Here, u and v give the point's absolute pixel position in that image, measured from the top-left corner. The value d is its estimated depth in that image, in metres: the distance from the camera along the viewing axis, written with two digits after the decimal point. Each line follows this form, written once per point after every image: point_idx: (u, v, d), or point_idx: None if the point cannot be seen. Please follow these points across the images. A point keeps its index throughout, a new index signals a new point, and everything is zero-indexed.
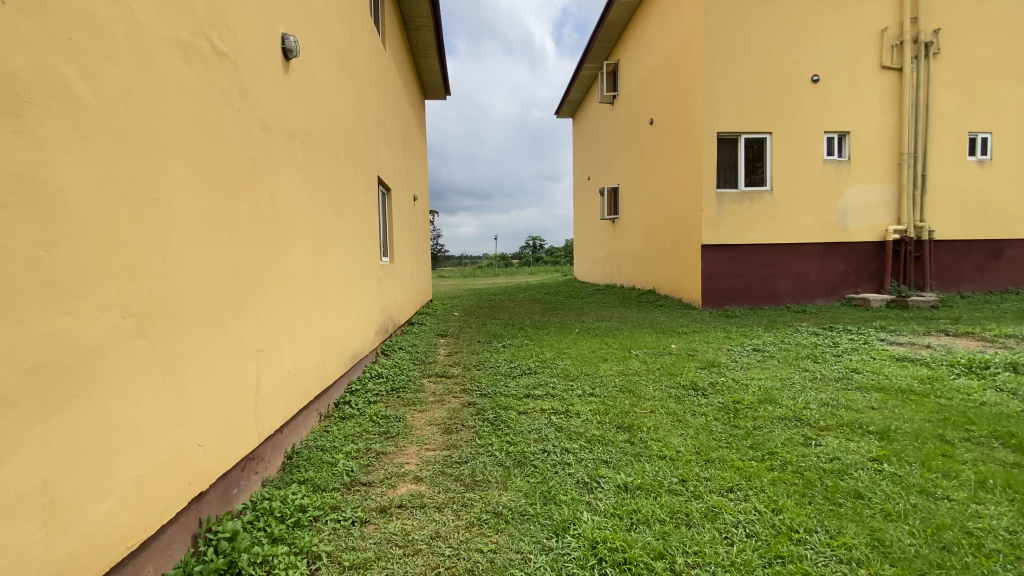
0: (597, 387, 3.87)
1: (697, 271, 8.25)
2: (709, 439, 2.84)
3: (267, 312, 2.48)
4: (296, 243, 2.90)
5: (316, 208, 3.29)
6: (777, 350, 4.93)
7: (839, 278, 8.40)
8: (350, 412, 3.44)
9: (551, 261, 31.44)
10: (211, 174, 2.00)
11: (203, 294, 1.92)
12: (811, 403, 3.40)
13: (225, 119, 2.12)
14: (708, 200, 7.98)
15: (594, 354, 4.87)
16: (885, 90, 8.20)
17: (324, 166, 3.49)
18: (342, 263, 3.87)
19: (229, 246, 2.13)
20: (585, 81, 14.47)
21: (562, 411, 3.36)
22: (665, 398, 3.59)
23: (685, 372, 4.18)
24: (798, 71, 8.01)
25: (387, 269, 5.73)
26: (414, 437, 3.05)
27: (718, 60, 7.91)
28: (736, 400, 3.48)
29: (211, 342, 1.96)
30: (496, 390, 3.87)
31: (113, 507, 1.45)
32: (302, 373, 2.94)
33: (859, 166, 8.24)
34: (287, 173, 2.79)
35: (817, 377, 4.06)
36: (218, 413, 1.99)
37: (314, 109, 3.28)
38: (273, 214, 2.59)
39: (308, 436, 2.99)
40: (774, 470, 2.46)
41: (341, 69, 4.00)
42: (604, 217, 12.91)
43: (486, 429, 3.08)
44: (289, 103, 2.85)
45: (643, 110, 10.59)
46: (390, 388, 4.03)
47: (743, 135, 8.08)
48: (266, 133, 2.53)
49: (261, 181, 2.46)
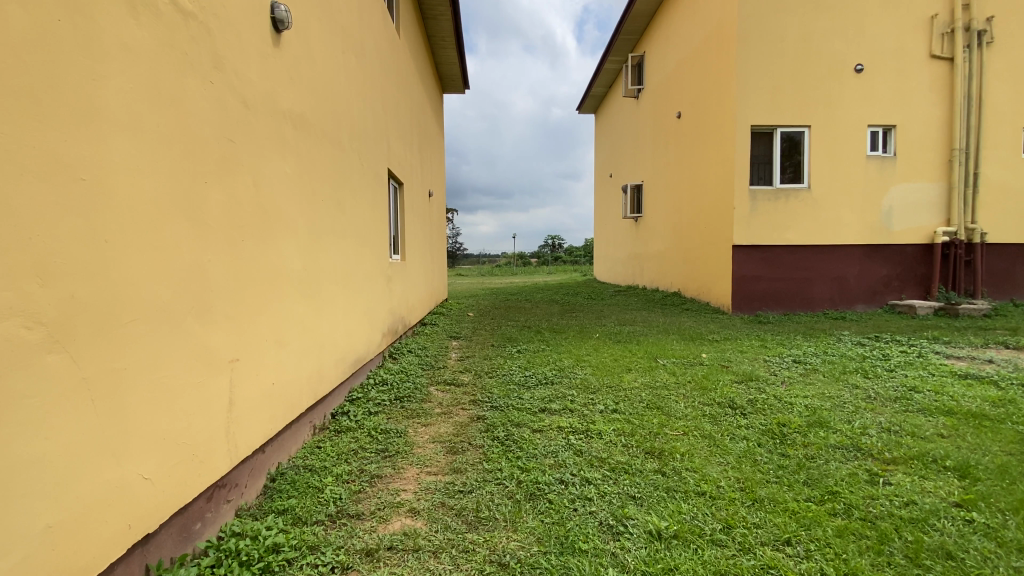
0: (620, 402, 3.48)
1: (727, 273, 7.77)
2: (755, 472, 2.44)
3: (245, 317, 2.16)
4: (284, 238, 2.58)
5: (312, 198, 2.97)
6: (821, 362, 4.46)
7: (881, 283, 7.82)
8: (347, 425, 3.11)
9: (570, 261, 30.89)
10: (170, 156, 1.70)
11: (157, 297, 1.62)
12: (869, 428, 2.97)
13: (190, 90, 1.81)
14: (740, 198, 7.48)
15: (616, 363, 4.46)
16: (936, 80, 7.58)
17: (323, 153, 3.17)
18: (343, 260, 3.56)
19: (196, 240, 1.82)
20: (608, 75, 14.00)
21: (581, 430, 2.98)
22: (699, 417, 3.19)
23: (719, 387, 3.76)
24: (841, 60, 7.44)
25: (397, 267, 5.42)
26: (414, 457, 2.71)
27: (753, 48, 7.39)
28: (781, 423, 3.06)
29: (165, 354, 1.66)
30: (510, 402, 3.52)
31: (12, 565, 1.15)
32: (290, 384, 2.62)
33: (905, 163, 7.63)
34: (274, 158, 2.47)
35: (870, 396, 3.60)
36: (175, 437, 1.69)
37: (310, 91, 2.96)
38: (256, 204, 2.28)
39: (297, 454, 2.69)
40: (837, 518, 2.05)
41: (345, 51, 3.68)
42: (627, 215, 12.42)
43: (495, 450, 2.72)
44: (277, 80, 2.53)
45: (670, 104, 10.11)
46: (393, 397, 3.70)
47: (779, 128, 7.56)
48: (247, 112, 2.21)
49: (241, 165, 2.15)
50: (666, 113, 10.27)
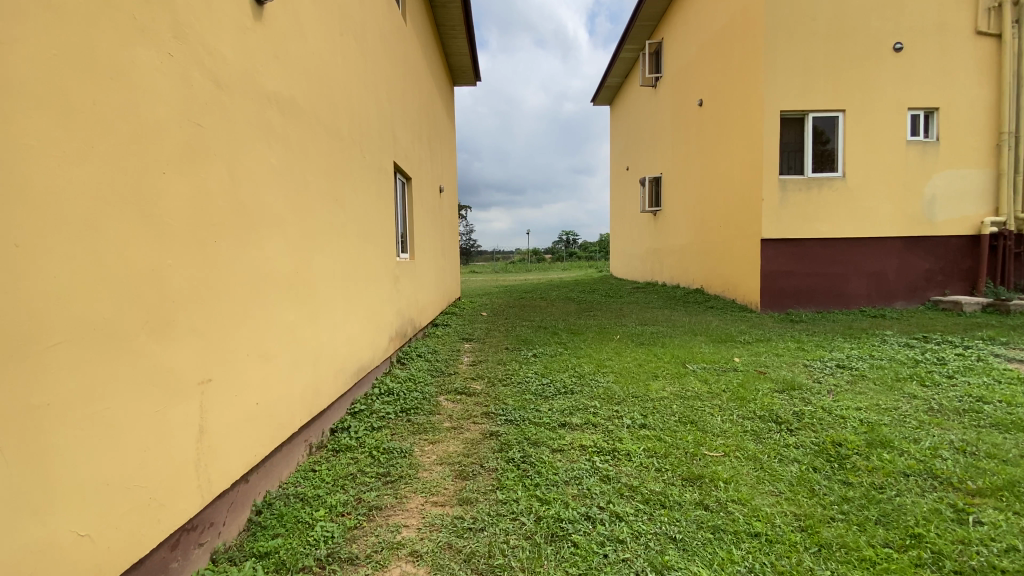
0: (649, 415, 3.14)
1: (755, 269, 7.32)
2: (816, 508, 2.08)
3: (219, 330, 1.86)
4: (270, 236, 2.28)
5: (305, 192, 2.66)
6: (868, 368, 4.04)
7: (922, 277, 7.32)
8: (346, 443, 2.81)
9: (585, 257, 30.40)
10: (113, 141, 1.40)
11: (94, 312, 1.34)
12: (939, 451, 2.59)
13: (139, 61, 1.50)
14: (768, 189, 7.03)
15: (642, 370, 4.09)
16: (981, 59, 7.02)
17: (318, 143, 2.87)
18: (343, 260, 3.26)
19: (152, 240, 1.53)
20: (624, 64, 13.52)
21: (607, 450, 2.64)
22: (740, 435, 2.82)
23: (759, 397, 3.39)
24: (878, 38, 6.92)
25: (405, 267, 5.11)
26: (419, 483, 2.40)
27: (784, 27, 6.89)
28: (835, 442, 2.69)
29: (108, 381, 1.37)
30: (526, 415, 3.19)
31: None
32: (279, 402, 2.33)
33: (948, 148, 7.10)
34: (255, 146, 2.16)
35: (931, 409, 3.21)
36: (123, 481, 1.40)
37: (300, 73, 2.65)
38: (234, 199, 1.98)
39: (287, 479, 2.39)
40: (927, 571, 1.70)
41: (342, 32, 3.36)
42: (645, 209, 11.96)
43: (510, 475, 2.40)
44: (258, 57, 2.21)
45: (691, 92, 9.63)
46: (399, 409, 3.39)
47: (810, 114, 7.08)
48: (220, 92, 1.90)
49: (212, 152, 1.85)
50: (687, 101, 9.79)
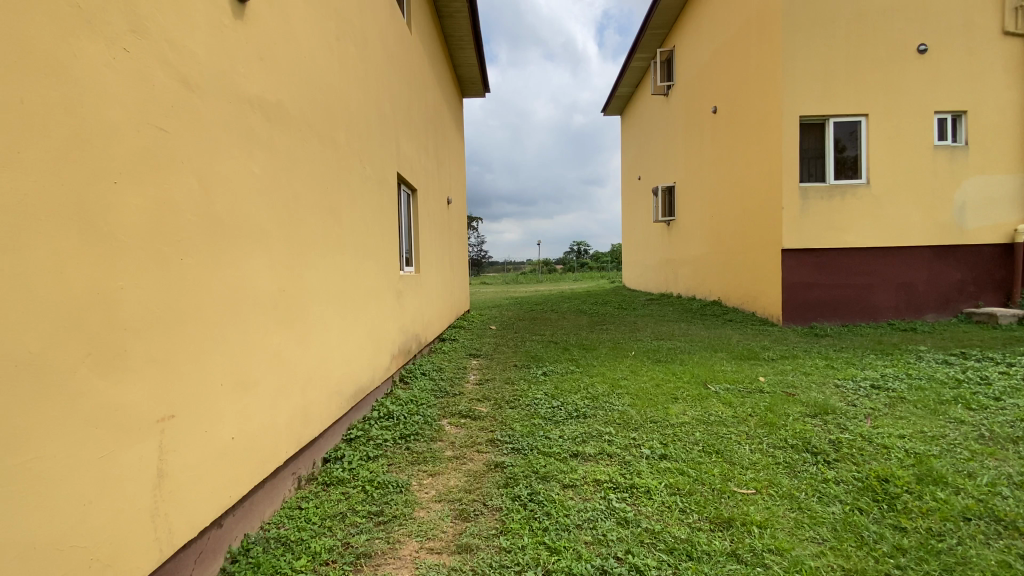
0: (669, 443, 2.87)
1: (777, 280, 7.01)
2: (867, 562, 1.81)
3: (186, 358, 1.66)
4: (251, 251, 2.07)
5: (294, 204, 2.48)
6: (906, 389, 3.72)
7: (954, 288, 6.94)
8: (338, 476, 2.58)
9: (597, 268, 30.11)
10: (45, 145, 1.22)
11: (11, 344, 1.14)
12: (1000, 488, 2.28)
13: (86, 58, 1.33)
14: (789, 197, 6.74)
15: (660, 391, 3.82)
16: (1009, 61, 6.70)
17: (310, 152, 2.69)
18: (339, 276, 3.05)
19: (97, 259, 1.34)
20: (635, 73, 13.34)
21: (624, 485, 2.38)
22: (772, 467, 2.55)
23: (790, 423, 3.09)
24: (901, 40, 6.64)
25: (409, 280, 4.91)
26: (415, 524, 2.16)
27: (801, 30, 6.65)
28: (880, 477, 2.40)
29: (29, 424, 1.17)
30: (535, 443, 2.93)
31: None
32: (261, 434, 2.10)
33: (979, 152, 6.76)
34: (235, 154, 1.98)
35: (983, 437, 2.89)
36: (50, 541, 1.20)
37: (289, 78, 2.47)
38: (206, 212, 1.78)
39: (271, 519, 2.16)
40: None
41: (340, 37, 3.20)
42: (659, 219, 11.68)
43: (516, 517, 2.14)
44: (239, 58, 2.04)
45: (705, 98, 9.39)
46: (398, 435, 3.16)
47: (831, 119, 6.81)
48: (189, 94, 1.71)
49: (181, 161, 1.66)
50: (701, 108, 9.54)
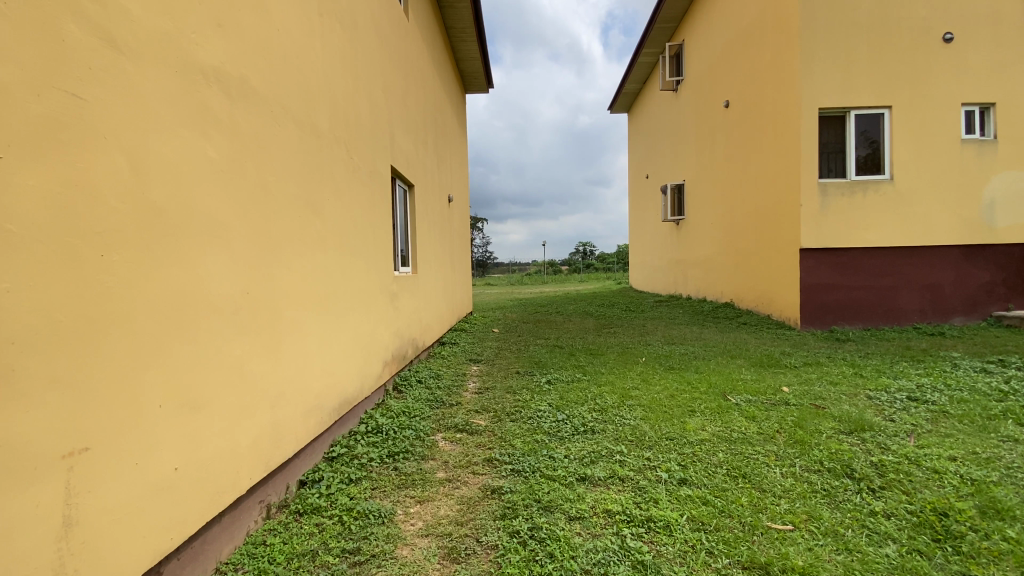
0: (689, 465, 2.54)
1: (794, 282, 6.66)
2: None
3: (108, 376, 1.35)
4: (205, 248, 1.78)
5: (264, 196, 2.18)
6: (948, 402, 3.36)
7: (983, 290, 6.57)
8: (314, 504, 2.27)
9: (603, 268, 29.79)
10: None
11: None
12: None
13: None
14: (807, 194, 6.38)
15: (674, 402, 3.49)
16: None
17: (285, 139, 2.40)
18: (320, 277, 2.76)
19: None
20: (643, 69, 13.02)
21: (640, 518, 2.06)
22: (810, 496, 2.22)
23: (824, 442, 2.75)
24: (925, 29, 6.28)
25: (405, 280, 4.62)
26: (396, 566, 1.85)
27: (821, 18, 6.29)
28: (938, 511, 2.06)
29: None
30: (537, 464, 2.61)
31: None
32: (219, 462, 1.81)
33: (1009, 147, 6.38)
34: (183, 135, 1.68)
35: None
36: None
37: (257, 52, 2.17)
38: (142, 200, 1.49)
39: (228, 559, 1.86)
40: None
41: (322, 13, 2.90)
42: (667, 218, 11.34)
43: (514, 559, 1.83)
44: (190, 22, 1.73)
45: (716, 92, 9.05)
46: (385, 454, 2.85)
47: (852, 112, 6.45)
48: (117, 57, 1.42)
49: (103, 137, 1.37)
50: (713, 102, 9.19)
